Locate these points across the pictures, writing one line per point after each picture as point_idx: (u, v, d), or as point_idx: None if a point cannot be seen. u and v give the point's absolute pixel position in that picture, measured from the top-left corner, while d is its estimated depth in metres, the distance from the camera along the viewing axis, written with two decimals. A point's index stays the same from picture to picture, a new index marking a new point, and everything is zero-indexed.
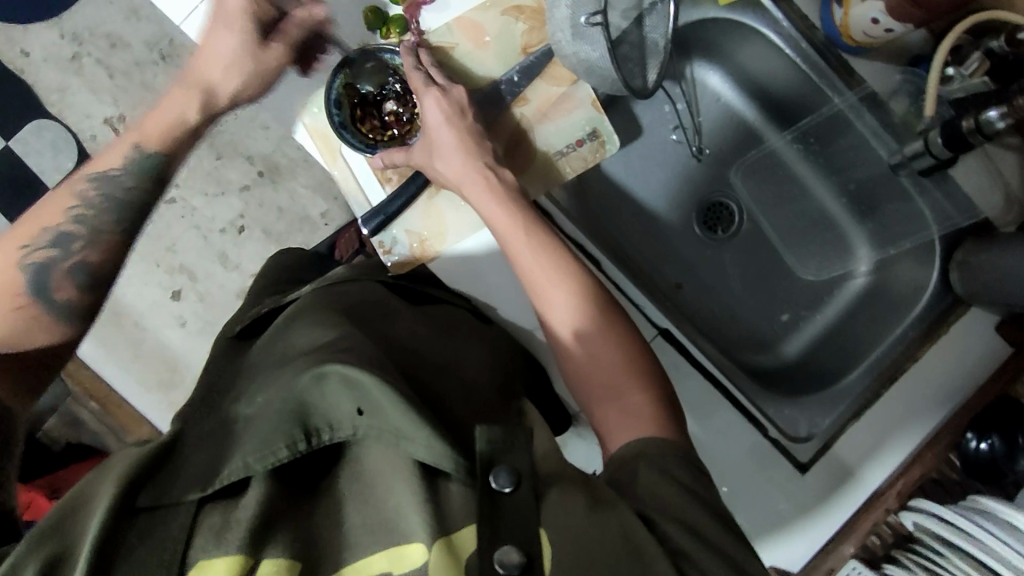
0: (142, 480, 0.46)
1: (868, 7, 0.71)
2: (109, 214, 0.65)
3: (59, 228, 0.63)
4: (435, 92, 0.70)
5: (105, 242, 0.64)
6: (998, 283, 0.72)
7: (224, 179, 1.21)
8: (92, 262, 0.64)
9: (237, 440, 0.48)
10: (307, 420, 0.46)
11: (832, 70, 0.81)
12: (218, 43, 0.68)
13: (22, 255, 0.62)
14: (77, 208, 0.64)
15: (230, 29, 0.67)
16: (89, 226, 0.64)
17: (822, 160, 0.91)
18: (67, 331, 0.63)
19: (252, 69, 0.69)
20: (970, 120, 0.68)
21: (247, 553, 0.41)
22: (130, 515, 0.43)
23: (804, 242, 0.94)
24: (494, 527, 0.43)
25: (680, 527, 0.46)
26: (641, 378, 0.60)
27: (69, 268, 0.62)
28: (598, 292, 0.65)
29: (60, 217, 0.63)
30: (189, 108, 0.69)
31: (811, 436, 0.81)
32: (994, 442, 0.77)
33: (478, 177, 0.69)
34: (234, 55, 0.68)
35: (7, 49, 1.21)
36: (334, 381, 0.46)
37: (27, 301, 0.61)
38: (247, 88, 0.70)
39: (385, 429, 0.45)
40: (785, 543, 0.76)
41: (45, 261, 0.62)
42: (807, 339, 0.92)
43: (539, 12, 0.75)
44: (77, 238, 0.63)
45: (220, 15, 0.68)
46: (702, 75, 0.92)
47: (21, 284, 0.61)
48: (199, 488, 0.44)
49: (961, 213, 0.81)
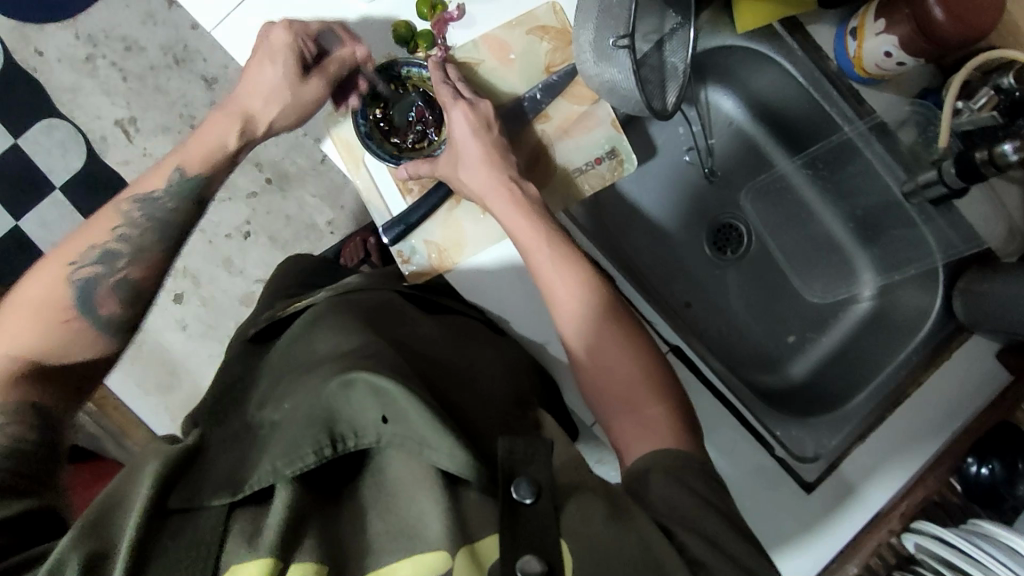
0: (172, 480, 0.48)
1: (881, 40, 0.73)
2: (150, 233, 0.68)
3: (104, 246, 0.66)
4: (463, 106, 0.71)
5: (148, 259, 0.68)
6: (999, 312, 0.74)
7: (234, 185, 1.21)
8: (134, 278, 0.67)
9: (264, 446, 0.49)
10: (333, 426, 0.46)
11: (843, 97, 0.83)
12: (268, 72, 0.71)
13: (70, 271, 0.64)
14: (121, 228, 0.67)
15: (280, 55, 0.70)
16: (132, 244, 0.67)
17: (829, 186, 0.94)
18: (107, 345, 0.65)
19: (291, 103, 0.72)
20: (985, 152, 0.70)
21: (277, 556, 0.42)
22: (162, 516, 0.45)
23: (811, 266, 0.96)
24: (516, 536, 0.44)
25: (698, 537, 0.47)
26: (658, 392, 0.61)
27: (115, 284, 0.65)
28: (612, 307, 0.66)
29: (107, 235, 0.66)
30: (228, 136, 0.73)
31: (817, 457, 0.82)
32: (994, 467, 0.82)
33: (502, 190, 0.70)
34: (272, 87, 0.71)
35: (21, 48, 1.21)
36: (362, 389, 0.46)
37: (74, 316, 0.63)
38: (288, 116, 0.73)
39: (410, 437, 0.46)
40: (791, 556, 0.77)
41: (92, 277, 0.64)
42: (810, 361, 0.95)
43: (564, 32, 0.76)
44: (121, 255, 0.66)
45: (263, 50, 0.70)
46: (714, 99, 0.94)
47: (68, 298, 0.63)
48: (228, 492, 0.46)
49: (965, 241, 0.83)
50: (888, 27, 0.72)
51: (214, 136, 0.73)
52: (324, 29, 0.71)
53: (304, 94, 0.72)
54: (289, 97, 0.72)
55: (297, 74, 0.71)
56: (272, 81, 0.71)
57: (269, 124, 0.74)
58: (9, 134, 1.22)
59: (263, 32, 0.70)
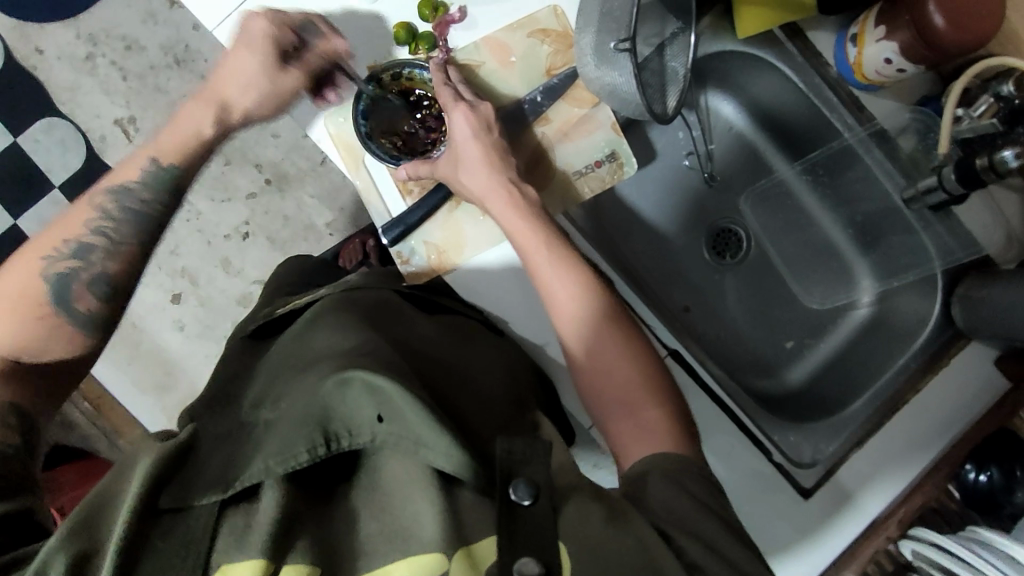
0: (165, 478, 0.47)
1: (882, 47, 0.73)
2: (127, 226, 0.67)
3: (78, 240, 0.65)
4: (463, 108, 0.72)
5: (126, 253, 0.67)
6: (998, 319, 0.74)
7: (233, 185, 1.21)
8: (112, 272, 0.66)
9: (259, 445, 0.48)
10: (327, 424, 0.46)
11: (843, 104, 0.83)
12: (248, 59, 0.70)
13: (45, 266, 0.63)
14: (97, 221, 0.66)
15: (258, 42, 0.69)
16: (109, 238, 0.66)
17: (829, 191, 0.94)
18: (88, 341, 0.64)
19: (268, 91, 0.72)
20: (985, 158, 0.69)
21: (269, 557, 0.42)
22: (153, 516, 0.44)
23: (811, 270, 0.96)
24: (513, 539, 0.44)
25: (695, 540, 0.47)
26: (655, 395, 0.61)
27: (90, 278, 0.64)
28: (609, 309, 0.66)
29: (81, 228, 0.66)
30: (204, 123, 0.72)
31: (814, 462, 0.83)
32: (992, 474, 0.81)
33: (502, 193, 0.70)
34: (248, 73, 0.71)
35: (22, 46, 1.21)
36: (358, 388, 0.46)
37: (50, 311, 0.62)
38: (264, 104, 0.73)
39: (406, 437, 0.45)
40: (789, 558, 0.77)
41: (67, 272, 0.64)
42: (808, 366, 0.95)
43: (565, 35, 0.76)
44: (97, 249, 0.66)
45: (242, 37, 0.70)
46: (714, 104, 0.94)
47: (43, 293, 0.63)
48: (220, 491, 0.45)
49: (964, 248, 0.83)
50: (889, 33, 0.72)
51: (189, 122, 0.72)
52: (304, 20, 0.70)
53: (282, 83, 0.72)
54: (267, 85, 0.71)
55: (275, 62, 0.70)
56: (250, 69, 0.70)
57: (245, 112, 0.73)
58: (7, 132, 1.22)
59: (243, 20, 0.70)
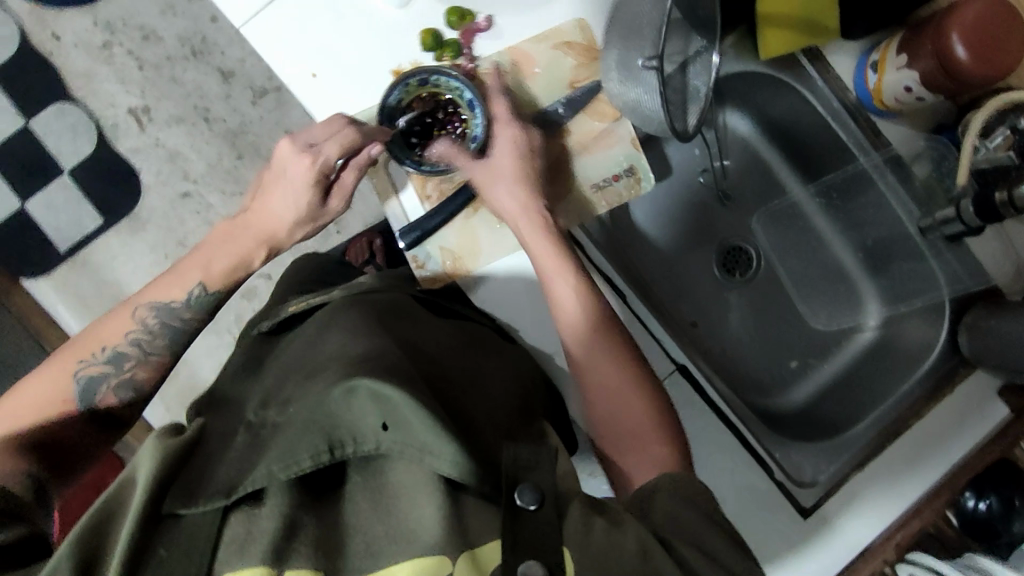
0: (168, 482, 0.47)
1: (903, 75, 0.74)
2: (162, 339, 0.69)
3: (114, 348, 0.67)
4: (514, 127, 0.74)
5: (155, 363, 0.69)
6: (1002, 349, 0.76)
7: (242, 177, 1.24)
8: (139, 378, 0.68)
9: (264, 448, 0.49)
10: (332, 432, 0.47)
11: (860, 130, 0.86)
12: (299, 169, 0.69)
13: (78, 367, 0.65)
14: (135, 332, 0.68)
15: (302, 191, 0.70)
16: (141, 348, 0.69)
17: (842, 215, 0.96)
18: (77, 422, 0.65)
19: (308, 220, 0.72)
20: (1005, 192, 0.69)
21: (272, 564, 0.42)
22: (155, 521, 0.45)
23: (816, 293, 0.98)
24: (517, 541, 0.44)
25: (698, 551, 0.48)
26: (661, 434, 0.63)
27: (118, 383, 0.67)
28: (624, 345, 0.69)
29: (119, 337, 0.68)
30: (254, 254, 0.72)
31: (814, 482, 0.84)
32: (991, 502, 0.81)
33: (537, 216, 0.73)
34: (292, 213, 0.71)
35: (38, 30, 1.21)
36: (363, 395, 0.46)
37: (76, 409, 0.65)
38: (308, 228, 0.74)
39: (409, 445, 0.46)
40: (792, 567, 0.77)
41: (97, 375, 0.66)
42: (813, 386, 0.95)
43: (589, 49, 0.77)
44: (130, 358, 0.68)
45: (282, 176, 0.70)
46: (730, 121, 0.95)
47: (70, 393, 0.65)
48: (224, 495, 0.45)
49: (972, 276, 0.84)
50: (910, 62, 0.73)
51: (240, 259, 0.72)
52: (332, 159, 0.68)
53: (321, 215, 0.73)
54: (307, 216, 0.72)
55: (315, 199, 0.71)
56: (293, 207, 0.71)
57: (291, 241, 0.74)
58: (19, 115, 1.22)
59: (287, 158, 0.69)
